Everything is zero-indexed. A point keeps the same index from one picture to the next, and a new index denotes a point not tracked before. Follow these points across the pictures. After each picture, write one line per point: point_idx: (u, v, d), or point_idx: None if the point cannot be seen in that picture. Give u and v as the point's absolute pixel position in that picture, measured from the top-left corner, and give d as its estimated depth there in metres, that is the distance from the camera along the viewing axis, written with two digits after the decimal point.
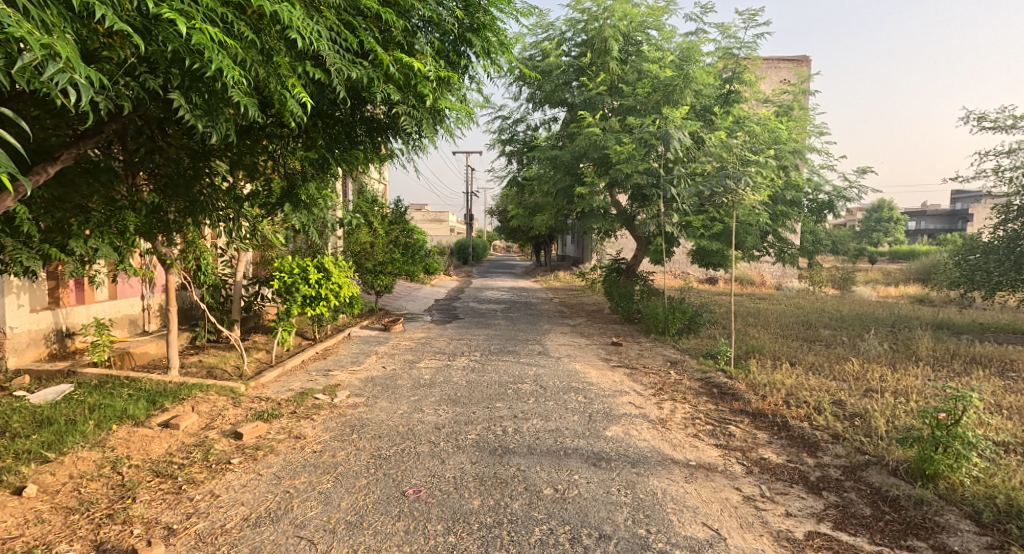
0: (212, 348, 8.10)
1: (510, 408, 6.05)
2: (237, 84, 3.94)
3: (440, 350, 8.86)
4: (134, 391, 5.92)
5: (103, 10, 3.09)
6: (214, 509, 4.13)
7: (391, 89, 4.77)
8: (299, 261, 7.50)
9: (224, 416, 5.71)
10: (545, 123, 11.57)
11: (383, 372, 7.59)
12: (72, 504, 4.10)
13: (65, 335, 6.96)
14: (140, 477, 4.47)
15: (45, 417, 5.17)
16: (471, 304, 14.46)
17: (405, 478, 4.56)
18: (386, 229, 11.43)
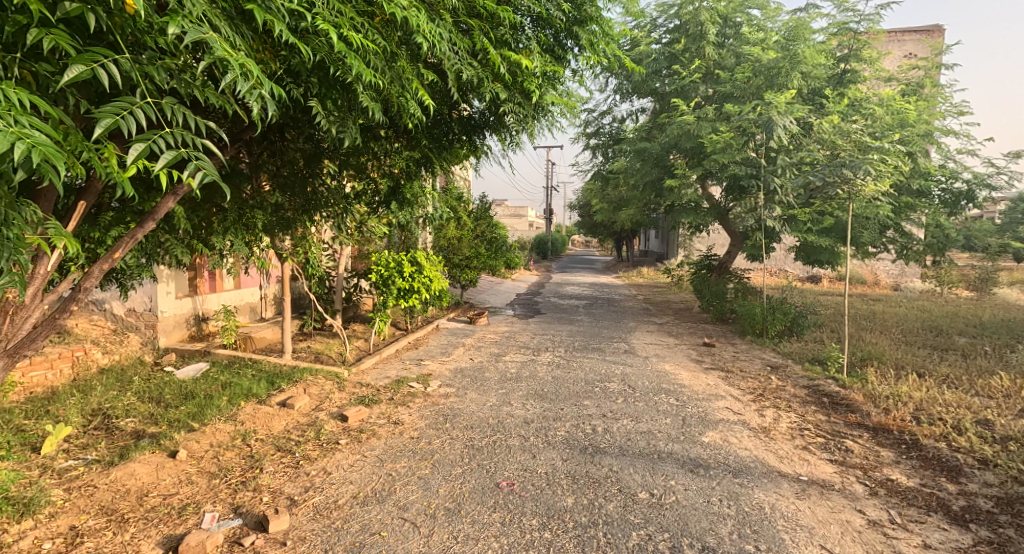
0: (318, 335, 8.51)
1: (598, 407, 5.89)
2: (367, 88, 4.07)
3: (525, 345, 8.84)
4: (256, 372, 6.40)
5: (279, 26, 3.24)
6: (328, 485, 4.27)
7: (499, 87, 4.81)
8: (395, 255, 7.69)
9: (331, 399, 5.95)
10: (631, 115, 11.22)
11: (471, 363, 7.65)
12: (213, 470, 4.37)
13: (201, 320, 7.67)
14: (265, 450, 4.72)
15: (188, 391, 5.74)
16: (554, 298, 14.39)
17: (498, 470, 4.52)
18: (473, 227, 11.50)
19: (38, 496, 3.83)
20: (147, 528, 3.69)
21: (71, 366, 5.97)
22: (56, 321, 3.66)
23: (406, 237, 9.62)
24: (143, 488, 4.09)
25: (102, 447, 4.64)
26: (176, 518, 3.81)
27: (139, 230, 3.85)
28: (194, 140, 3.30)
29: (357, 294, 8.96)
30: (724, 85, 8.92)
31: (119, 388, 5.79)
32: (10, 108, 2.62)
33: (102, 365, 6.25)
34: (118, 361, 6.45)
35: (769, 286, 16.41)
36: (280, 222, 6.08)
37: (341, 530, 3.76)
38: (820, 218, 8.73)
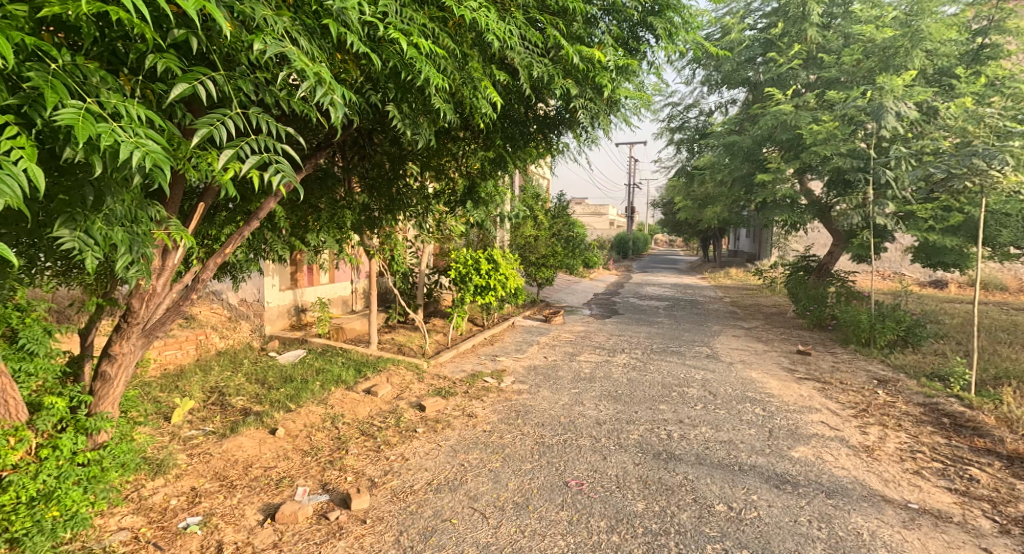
0: (402, 328, 8.62)
1: (675, 413, 5.57)
2: (439, 91, 3.94)
3: (600, 345, 8.57)
4: (346, 359, 6.62)
5: (352, 36, 3.20)
6: (405, 470, 4.36)
7: (568, 85, 4.65)
8: (473, 253, 7.63)
9: (411, 389, 6.01)
10: (721, 107, 10.70)
11: (545, 361, 7.49)
12: (306, 448, 4.64)
13: (300, 311, 8.01)
14: (351, 433, 4.91)
15: (287, 375, 6.03)
16: (632, 299, 14.04)
17: (567, 469, 4.37)
18: (551, 225, 11.33)
19: (168, 460, 4.30)
20: (248, 496, 3.99)
21: (194, 348, 6.50)
22: (181, 306, 3.99)
23: (484, 236, 9.61)
24: (248, 459, 4.42)
25: (216, 421, 5.06)
26: (274, 488, 4.10)
27: (245, 229, 4.08)
28: (276, 145, 3.30)
29: (438, 290, 9.00)
30: (829, 70, 8.27)
31: (232, 368, 6.25)
32: (129, 120, 2.67)
33: (218, 348, 6.77)
34: (232, 345, 6.95)
35: (882, 290, 15.27)
36: (368, 222, 6.06)
37: (415, 514, 3.84)
38: (945, 214, 7.87)
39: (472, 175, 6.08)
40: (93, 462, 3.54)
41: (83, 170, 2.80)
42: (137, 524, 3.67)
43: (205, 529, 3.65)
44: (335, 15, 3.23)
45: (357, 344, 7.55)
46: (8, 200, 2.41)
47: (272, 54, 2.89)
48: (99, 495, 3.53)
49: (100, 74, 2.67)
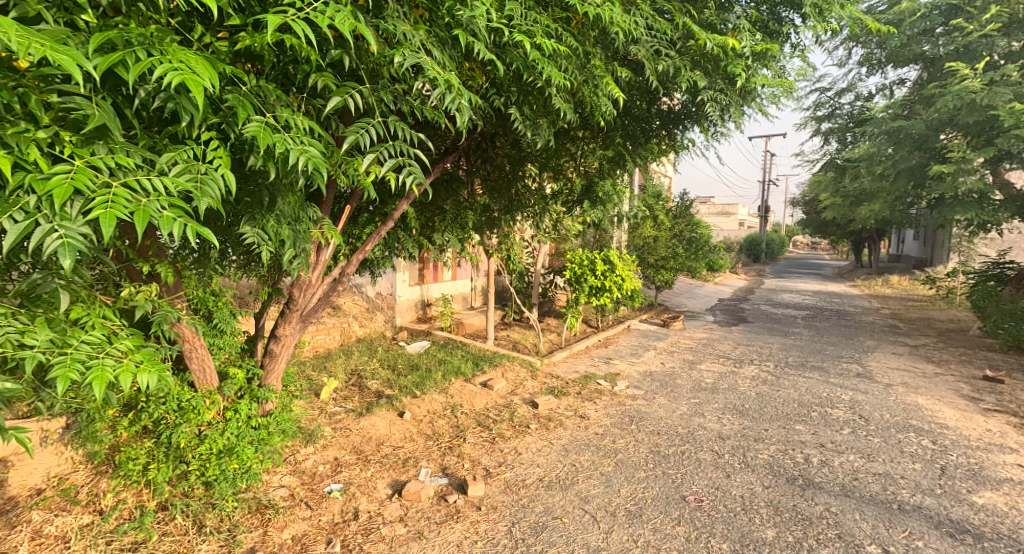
0: (517, 325, 8.45)
1: (815, 435, 4.87)
2: (560, 90, 3.56)
3: (725, 354, 7.87)
4: (466, 352, 6.55)
5: (473, 41, 2.91)
6: (518, 463, 4.21)
7: (698, 76, 3.91)
8: (590, 252, 7.26)
9: (525, 385, 5.80)
10: (884, 89, 9.52)
11: (662, 368, 6.95)
12: (429, 432, 4.63)
13: (426, 305, 8.06)
14: (468, 423, 4.83)
15: (414, 362, 6.08)
16: (761, 305, 12.99)
17: (684, 482, 3.98)
18: (671, 225, 10.62)
19: (317, 430, 4.46)
20: (379, 470, 4.06)
21: (338, 335, 6.61)
22: (332, 295, 4.04)
23: (601, 236, 9.21)
24: (381, 437, 4.49)
25: (355, 400, 5.17)
26: (401, 466, 4.13)
27: (383, 228, 4.09)
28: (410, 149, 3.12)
29: (553, 291, 8.72)
30: None
31: (368, 354, 6.33)
32: (298, 131, 2.60)
33: (358, 336, 6.86)
34: (370, 333, 7.03)
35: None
36: (488, 222, 5.87)
37: (527, 508, 3.68)
38: None
39: (590, 174, 5.69)
40: (268, 418, 3.82)
41: (262, 176, 2.77)
42: (293, 484, 3.87)
43: (345, 495, 3.77)
44: (464, 26, 2.99)
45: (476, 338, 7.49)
46: (210, 201, 2.35)
47: (415, 71, 2.71)
48: (269, 453, 3.80)
49: (275, 90, 2.57)
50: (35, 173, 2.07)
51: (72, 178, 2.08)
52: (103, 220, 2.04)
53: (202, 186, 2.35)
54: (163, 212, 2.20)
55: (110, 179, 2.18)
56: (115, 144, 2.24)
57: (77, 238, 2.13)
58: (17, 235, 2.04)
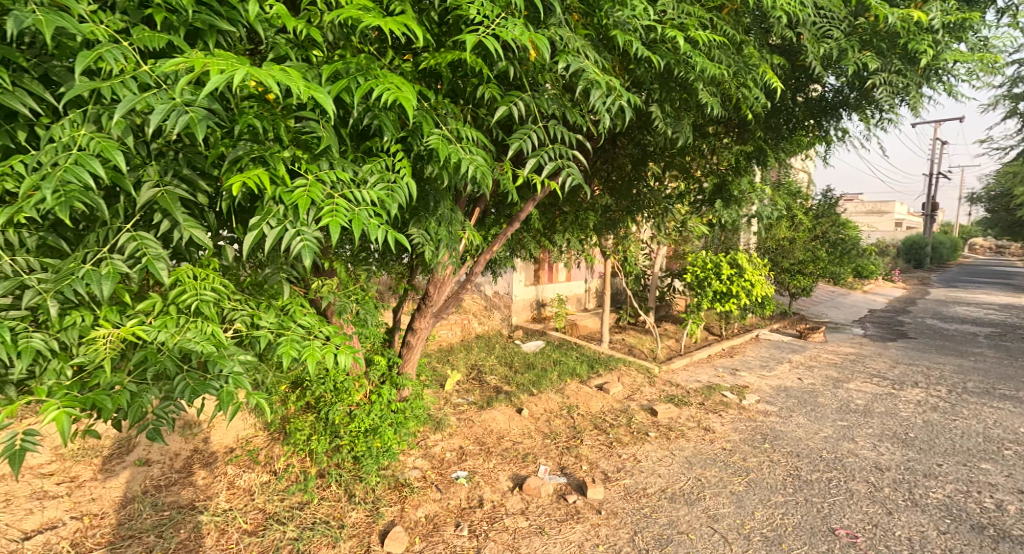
0: (632, 328, 7.75)
1: (1012, 478, 3.86)
2: (709, 82, 3.03)
3: (879, 374, 6.72)
4: (581, 354, 6.06)
5: (625, 39, 2.46)
6: (637, 470, 3.71)
7: (869, 58, 3.23)
8: (714, 255, 6.46)
9: (643, 392, 5.18)
10: None
11: (800, 385, 5.99)
12: (547, 430, 4.21)
13: (539, 306, 7.65)
14: (584, 424, 4.34)
15: (528, 361, 5.69)
16: (926, 319, 11.28)
17: (833, 514, 3.27)
18: (810, 226, 9.34)
19: (445, 417, 4.21)
20: (500, 463, 3.73)
21: (459, 331, 6.38)
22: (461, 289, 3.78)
23: (727, 237, 8.26)
24: (501, 431, 4.15)
25: (477, 392, 4.86)
26: (521, 460, 3.77)
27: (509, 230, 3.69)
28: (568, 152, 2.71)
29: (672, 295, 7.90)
30: None
31: (485, 350, 6.05)
32: (464, 139, 2.28)
33: (477, 334, 6.59)
34: (489, 331, 6.71)
35: None
36: (608, 222, 5.36)
37: (650, 518, 3.20)
38: None
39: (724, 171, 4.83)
40: (407, 402, 3.59)
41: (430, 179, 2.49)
42: (425, 466, 3.64)
43: (471, 483, 3.48)
44: (620, 25, 2.58)
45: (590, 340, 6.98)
46: (398, 207, 2.08)
47: (586, 86, 2.32)
48: (406, 435, 3.59)
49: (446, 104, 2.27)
50: (282, 187, 1.87)
51: (311, 190, 1.86)
52: (336, 225, 1.80)
53: (392, 192, 2.07)
54: (370, 219, 1.93)
55: (333, 191, 1.95)
56: (336, 159, 2.02)
57: (315, 243, 1.90)
58: (272, 241, 1.83)
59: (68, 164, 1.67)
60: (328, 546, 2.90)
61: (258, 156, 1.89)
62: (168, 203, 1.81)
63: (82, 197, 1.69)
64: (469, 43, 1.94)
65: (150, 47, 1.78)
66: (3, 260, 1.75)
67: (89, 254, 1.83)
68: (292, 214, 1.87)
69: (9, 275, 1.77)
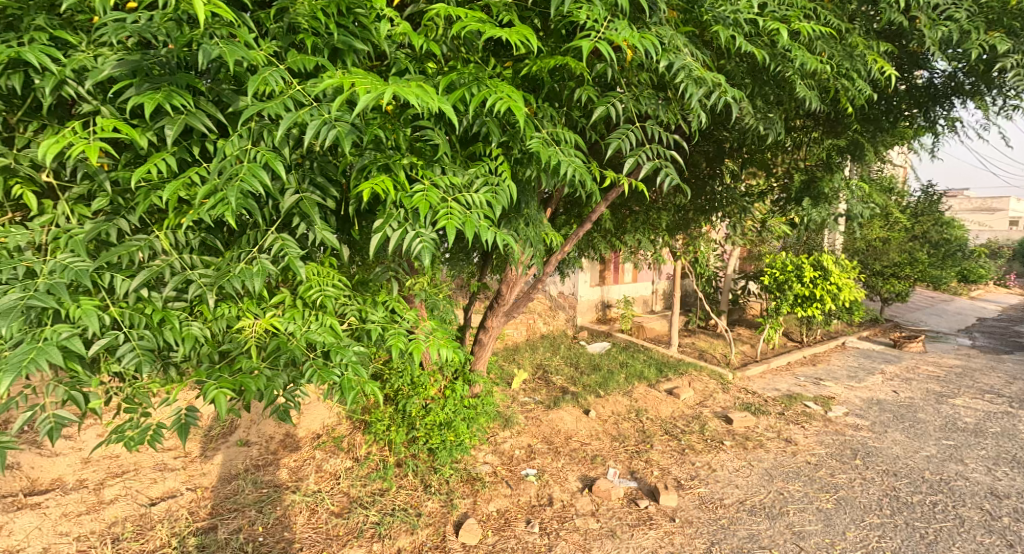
0: (701, 333, 7.07)
1: None
2: (810, 76, 2.80)
3: (994, 382, 5.74)
4: (648, 357, 5.72)
5: (724, 32, 2.28)
6: (712, 480, 3.46)
7: (996, 42, 2.87)
8: (795, 257, 5.89)
9: (717, 398, 4.76)
10: None
11: (895, 397, 5.04)
12: (615, 434, 4.00)
13: (604, 306, 7.33)
14: (655, 429, 4.09)
15: (594, 363, 5.46)
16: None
17: (938, 541, 2.91)
18: (908, 226, 8.14)
19: (513, 415, 4.09)
20: (569, 463, 3.58)
21: (524, 329, 6.35)
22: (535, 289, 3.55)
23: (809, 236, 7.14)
24: (569, 431, 3.97)
25: (543, 393, 4.70)
26: (589, 462, 3.61)
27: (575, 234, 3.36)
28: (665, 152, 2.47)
29: (745, 299, 7.07)
30: None
31: (548, 350, 5.88)
32: (565, 145, 2.13)
33: (542, 333, 6.52)
34: (554, 331, 6.67)
35: None
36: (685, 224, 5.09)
37: (727, 532, 2.98)
38: None
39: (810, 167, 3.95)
40: (479, 398, 3.62)
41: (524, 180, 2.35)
42: (495, 462, 3.55)
43: (541, 481, 3.37)
44: (721, 19, 2.40)
45: (658, 343, 6.54)
46: (503, 210, 1.90)
47: (688, 82, 2.14)
48: (478, 430, 3.62)
49: (546, 109, 2.17)
50: (400, 192, 1.71)
51: (427, 193, 1.70)
52: (451, 228, 1.64)
53: (497, 194, 1.89)
54: (480, 221, 1.77)
55: (446, 194, 1.79)
56: (449, 165, 1.86)
57: (432, 246, 1.73)
58: (384, 242, 1.68)
59: (243, 174, 1.52)
60: (407, 533, 2.90)
61: (381, 163, 1.72)
62: (313, 210, 1.66)
63: (250, 206, 1.56)
64: (585, 50, 1.81)
65: (301, 70, 1.63)
66: (171, 260, 1.66)
67: (243, 253, 1.70)
68: (411, 217, 1.71)
69: (174, 271, 1.67)
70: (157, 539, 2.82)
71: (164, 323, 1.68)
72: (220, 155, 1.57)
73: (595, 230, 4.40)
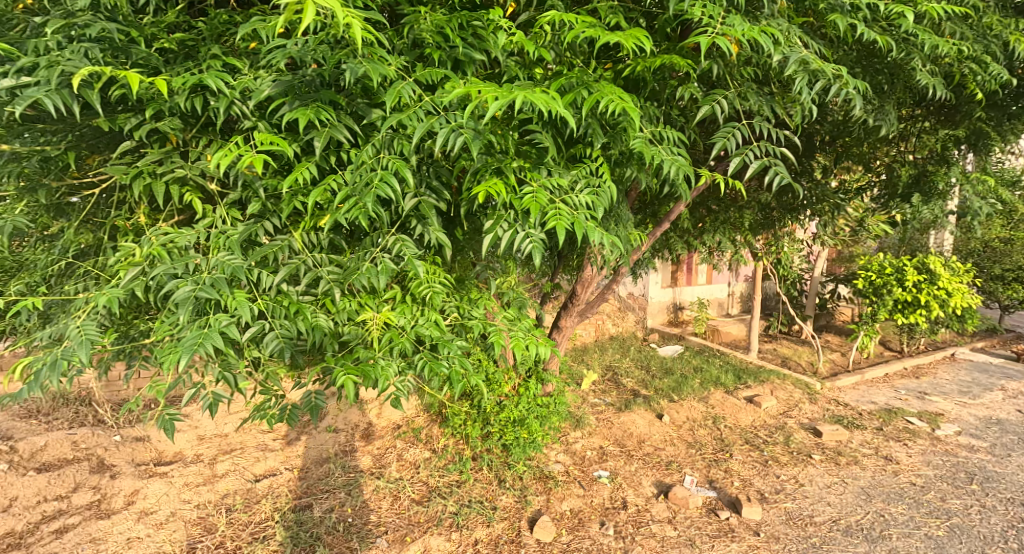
0: (783, 339, 6.60)
1: None
2: (932, 65, 2.58)
3: None
4: (724, 363, 5.48)
5: (842, 19, 2.13)
6: (802, 495, 3.31)
7: None
8: (894, 259, 5.49)
9: (803, 409, 4.52)
10: None
11: (1018, 416, 4.61)
12: (691, 440, 3.90)
13: (676, 309, 7.08)
14: (735, 438, 3.95)
15: (665, 367, 5.30)
16: None
17: None
18: None
19: (584, 415, 4.07)
20: (643, 467, 3.55)
21: (592, 331, 6.18)
22: (608, 291, 3.56)
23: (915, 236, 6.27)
24: (642, 435, 3.91)
25: (613, 395, 4.65)
26: (664, 468, 3.55)
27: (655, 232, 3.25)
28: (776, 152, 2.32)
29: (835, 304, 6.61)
30: None
31: (618, 352, 5.77)
32: (669, 144, 2.11)
33: (612, 334, 6.32)
34: (624, 333, 6.44)
35: None
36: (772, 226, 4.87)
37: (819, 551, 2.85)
38: None
39: (921, 160, 3.42)
40: (552, 396, 3.53)
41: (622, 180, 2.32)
42: (567, 461, 3.58)
43: (614, 483, 3.36)
44: (839, 6, 2.26)
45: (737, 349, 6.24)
46: (606, 211, 1.92)
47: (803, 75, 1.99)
48: (548, 428, 3.53)
49: (646, 110, 2.15)
50: (510, 194, 1.77)
51: (536, 194, 1.74)
52: (560, 228, 1.67)
53: (599, 194, 1.91)
54: (586, 221, 1.78)
55: (554, 195, 1.83)
56: (555, 166, 1.90)
57: (540, 244, 1.78)
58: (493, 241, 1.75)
59: (376, 181, 1.62)
60: (483, 525, 3.00)
61: (493, 167, 1.79)
62: (429, 212, 1.76)
63: (376, 210, 1.66)
64: (703, 44, 1.77)
65: (428, 81, 1.73)
66: (304, 257, 1.79)
67: (367, 252, 1.83)
68: (521, 217, 1.77)
69: (307, 267, 1.81)
70: (263, 511, 3.05)
71: (297, 315, 1.78)
72: (355, 165, 1.69)
73: (670, 230, 4.06)
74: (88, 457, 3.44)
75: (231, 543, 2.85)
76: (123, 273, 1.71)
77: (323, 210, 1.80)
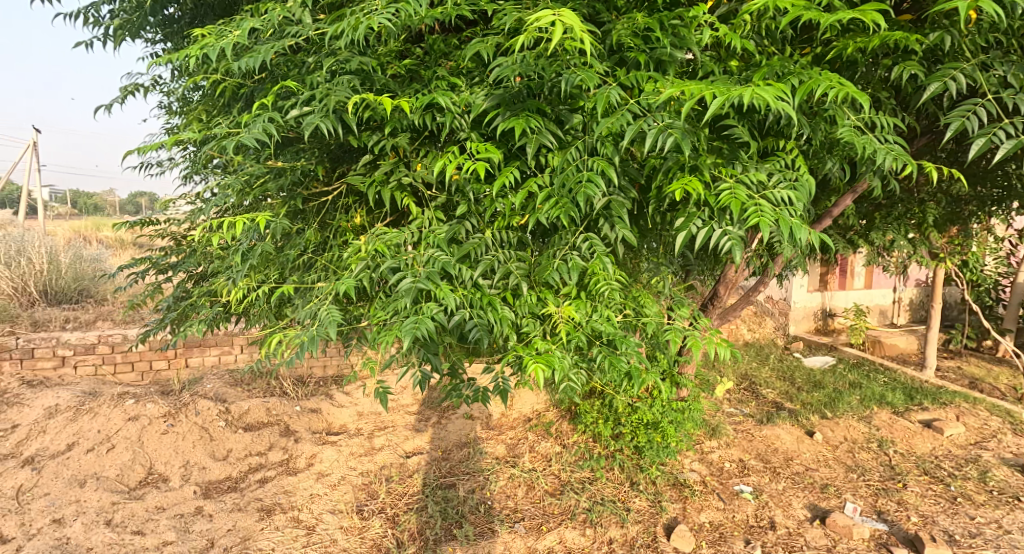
0: (971, 357, 5.72)
1: None
2: None
3: None
4: (891, 380, 4.89)
5: None
6: (1007, 544, 2.86)
7: None
8: None
9: (1001, 440, 3.91)
10: None
11: None
12: (850, 464, 3.54)
13: (827, 315, 6.39)
14: (908, 467, 3.51)
15: (817, 380, 4.85)
16: None
17: None
18: None
19: (721, 425, 3.87)
20: (792, 487, 3.30)
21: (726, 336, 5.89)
22: (753, 293, 3.31)
23: None
24: (788, 452, 3.64)
25: (752, 405, 4.36)
26: (820, 491, 3.26)
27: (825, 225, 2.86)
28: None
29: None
30: None
31: (760, 361, 5.39)
32: (880, 133, 1.91)
33: (747, 341, 6.01)
34: (760, 339, 6.11)
35: None
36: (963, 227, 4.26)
37: None
38: None
39: None
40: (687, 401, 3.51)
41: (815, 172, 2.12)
42: (703, 471, 3.43)
43: (758, 500, 3.17)
44: None
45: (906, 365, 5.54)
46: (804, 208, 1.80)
47: None
48: (683, 435, 3.48)
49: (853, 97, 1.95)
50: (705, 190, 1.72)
51: (734, 190, 1.68)
52: (765, 226, 1.60)
53: (798, 190, 1.80)
54: (790, 218, 1.69)
55: (752, 192, 1.75)
56: (749, 163, 1.83)
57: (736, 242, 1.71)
58: (687, 239, 1.71)
59: (581, 185, 1.67)
60: (617, 525, 2.97)
61: (688, 164, 1.75)
62: (621, 211, 1.76)
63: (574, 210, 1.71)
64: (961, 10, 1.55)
65: (637, 85, 1.74)
66: (497, 254, 1.90)
67: (558, 250, 1.89)
68: (718, 214, 1.72)
69: (499, 262, 1.91)
70: (415, 485, 3.28)
71: (488, 306, 1.84)
72: (564, 167, 1.74)
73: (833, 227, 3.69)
74: (279, 422, 3.92)
75: (390, 511, 3.09)
76: (354, 266, 1.92)
77: (520, 210, 1.90)
